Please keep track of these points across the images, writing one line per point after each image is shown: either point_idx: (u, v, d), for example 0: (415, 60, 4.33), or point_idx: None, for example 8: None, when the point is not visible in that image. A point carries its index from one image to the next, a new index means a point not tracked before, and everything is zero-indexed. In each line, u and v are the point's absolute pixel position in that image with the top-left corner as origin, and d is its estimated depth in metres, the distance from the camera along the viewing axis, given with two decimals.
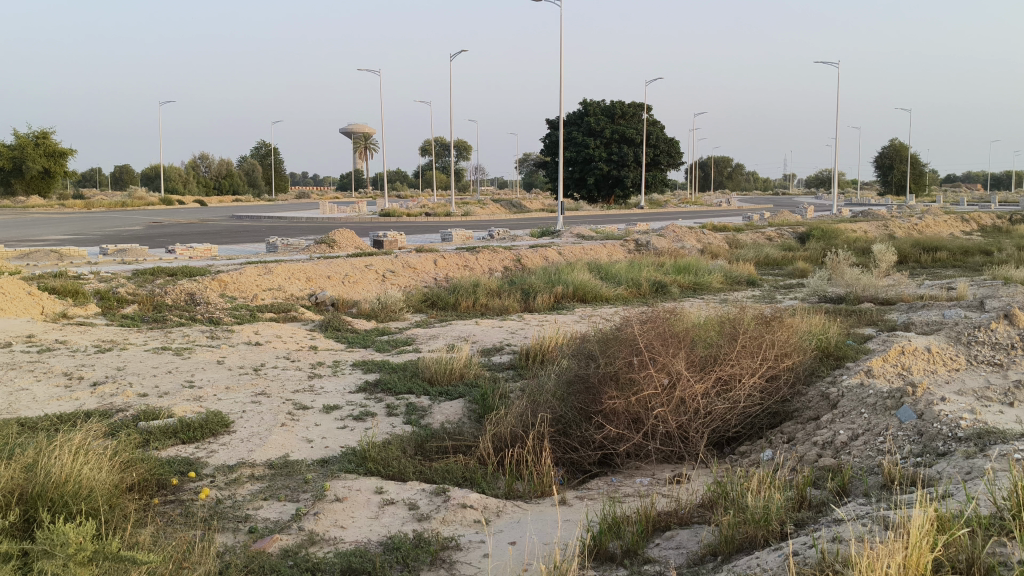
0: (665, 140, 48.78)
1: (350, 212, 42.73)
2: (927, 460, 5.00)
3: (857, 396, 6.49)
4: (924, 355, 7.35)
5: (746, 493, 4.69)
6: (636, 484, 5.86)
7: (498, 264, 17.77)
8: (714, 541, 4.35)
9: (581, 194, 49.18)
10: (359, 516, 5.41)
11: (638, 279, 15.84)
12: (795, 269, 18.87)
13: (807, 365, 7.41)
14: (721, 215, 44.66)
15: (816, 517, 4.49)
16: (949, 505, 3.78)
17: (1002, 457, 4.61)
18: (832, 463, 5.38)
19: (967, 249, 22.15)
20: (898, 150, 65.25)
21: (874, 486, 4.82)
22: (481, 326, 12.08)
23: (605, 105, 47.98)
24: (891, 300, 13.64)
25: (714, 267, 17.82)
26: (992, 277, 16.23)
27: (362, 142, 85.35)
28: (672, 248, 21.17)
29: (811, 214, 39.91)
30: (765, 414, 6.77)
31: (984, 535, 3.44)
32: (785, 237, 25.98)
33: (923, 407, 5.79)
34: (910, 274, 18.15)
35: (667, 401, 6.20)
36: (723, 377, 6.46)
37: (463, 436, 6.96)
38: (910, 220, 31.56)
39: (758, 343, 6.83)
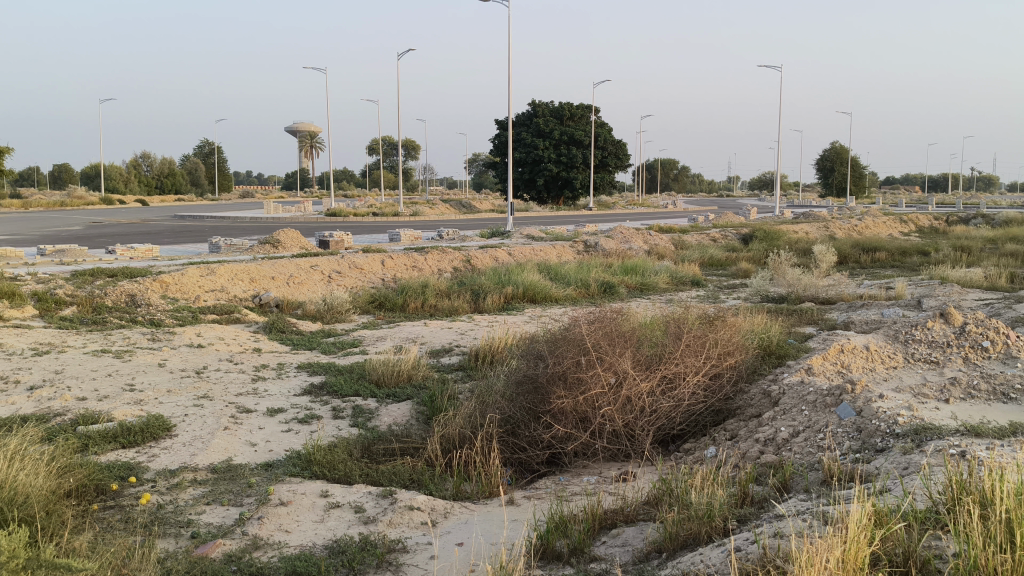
0: (613, 142, 49.17)
1: (295, 212, 42.28)
2: (865, 456, 5.10)
3: (798, 393, 6.59)
4: (863, 353, 7.50)
5: (690, 490, 4.73)
6: (583, 482, 5.87)
7: (446, 264, 17.73)
8: (660, 537, 4.38)
9: (530, 195, 49.31)
10: (303, 520, 5.34)
11: (586, 280, 15.92)
12: (738, 269, 19.17)
13: (750, 363, 7.51)
14: (668, 216, 45.20)
15: (759, 513, 4.54)
16: (887, 500, 3.85)
17: (938, 452, 4.72)
18: (774, 460, 5.46)
19: (905, 250, 22.72)
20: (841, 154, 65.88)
21: (814, 482, 4.90)
22: (430, 327, 12.04)
23: (554, 106, 48.15)
24: (831, 299, 13.91)
25: (660, 268, 18.05)
26: (929, 276, 16.66)
27: (308, 141, 84.44)
28: (620, 249, 21.37)
29: (755, 216, 40.61)
30: (708, 412, 6.84)
31: (920, 529, 3.51)
32: (730, 238, 26.37)
33: (862, 404, 5.91)
34: (850, 274, 18.58)
35: (614, 401, 6.23)
36: (668, 376, 6.53)
37: (410, 438, 6.91)
38: (850, 222, 32.26)
39: (702, 342, 6.91)
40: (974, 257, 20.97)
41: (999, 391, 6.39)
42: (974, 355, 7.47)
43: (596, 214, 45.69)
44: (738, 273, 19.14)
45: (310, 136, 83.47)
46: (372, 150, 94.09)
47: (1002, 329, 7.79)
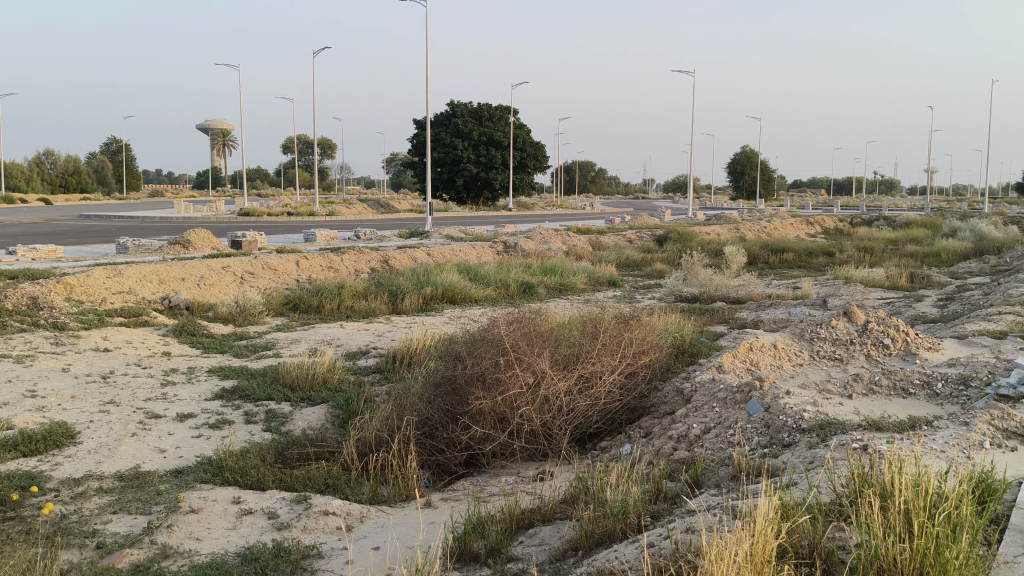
0: (531, 142, 49.43)
1: (207, 212, 41.21)
2: (772, 452, 5.24)
3: (709, 390, 6.73)
4: (771, 350, 7.71)
5: (605, 487, 4.78)
6: (501, 483, 5.88)
7: (363, 265, 17.54)
8: (576, 536, 4.42)
9: (449, 195, 49.19)
10: (215, 527, 5.20)
11: (506, 280, 15.96)
12: (654, 270, 19.51)
13: (664, 362, 7.64)
14: (586, 217, 45.63)
15: (671, 509, 4.62)
16: (794, 493, 3.97)
17: (841, 446, 4.88)
18: (687, 457, 5.56)
19: (812, 250, 23.47)
20: (750, 157, 67.50)
21: (724, 478, 5.01)
22: (346, 329, 11.89)
23: (472, 106, 48.07)
24: (741, 298, 14.27)
25: (578, 268, 18.23)
26: (835, 276, 17.23)
27: (220, 138, 82.42)
28: (539, 250, 21.51)
29: (670, 217, 41.35)
30: (624, 410, 6.93)
31: (824, 522, 3.63)
32: (646, 239, 26.79)
33: (770, 401, 6.06)
34: (760, 274, 19.11)
35: (532, 400, 6.27)
36: (585, 375, 6.61)
37: (326, 442, 6.81)
38: (760, 224, 33.17)
39: (617, 342, 7.01)
40: (876, 257, 21.83)
41: (899, 386, 6.64)
42: (876, 353, 7.75)
43: (515, 214, 45.88)
44: (654, 273, 19.47)
45: (223, 133, 81.50)
46: (287, 149, 92.44)
47: (901, 326, 8.11)
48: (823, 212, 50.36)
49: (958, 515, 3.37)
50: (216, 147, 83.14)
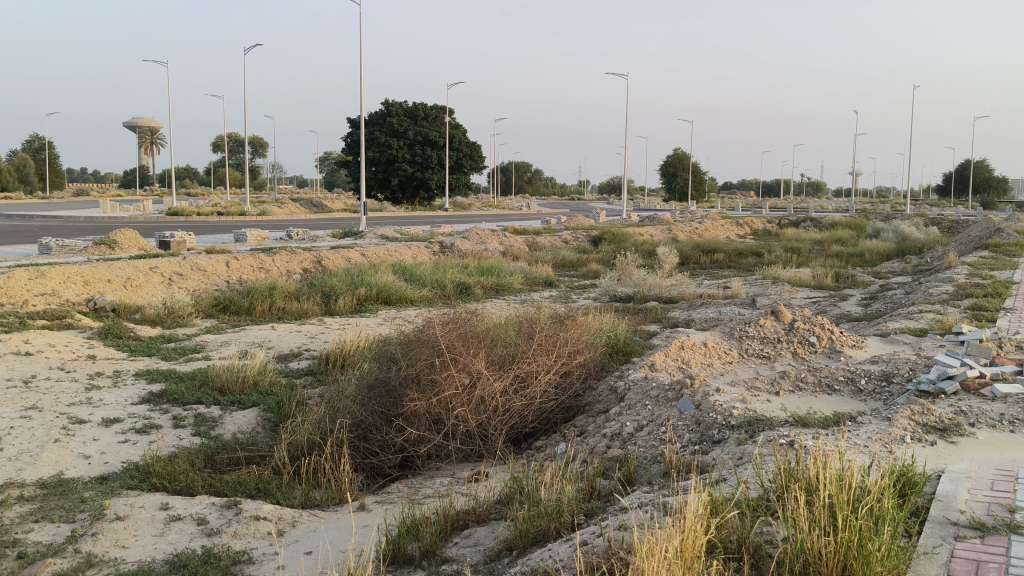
0: (467, 142, 49.38)
1: (133, 211, 40.12)
2: (703, 448, 5.33)
3: (642, 388, 6.80)
4: (702, 349, 7.83)
5: (540, 486, 4.79)
6: (436, 484, 5.85)
7: (296, 266, 17.31)
8: (510, 536, 4.41)
9: (384, 195, 48.82)
10: (142, 535, 5.08)
11: (442, 280, 15.91)
12: (589, 270, 19.67)
13: (598, 360, 7.70)
14: (521, 218, 45.74)
15: (604, 507, 4.65)
16: (723, 489, 4.04)
17: (769, 442, 4.99)
18: (620, 454, 5.62)
19: (741, 251, 23.93)
20: (683, 159, 68.59)
21: (657, 474, 5.07)
22: (278, 331, 11.71)
23: (407, 106, 47.81)
24: (673, 298, 14.47)
25: (513, 268, 18.25)
26: (763, 276, 17.57)
27: (148, 135, 80.43)
28: (474, 251, 21.49)
29: (604, 219, 41.76)
30: (559, 410, 6.96)
31: (752, 516, 3.70)
32: (581, 240, 26.97)
33: (700, 398, 6.15)
34: (692, 275, 19.40)
35: (467, 401, 6.26)
36: (521, 375, 6.62)
37: (257, 446, 6.70)
38: (692, 224, 33.67)
39: (552, 341, 7.05)
40: (803, 258, 22.35)
41: (824, 383, 6.81)
42: (803, 351, 7.94)
43: (451, 214, 45.78)
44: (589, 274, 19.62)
45: (150, 130, 79.55)
46: (218, 147, 90.66)
47: (826, 325, 8.32)
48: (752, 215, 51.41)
49: (880, 508, 3.46)
50: (143, 144, 81.10)
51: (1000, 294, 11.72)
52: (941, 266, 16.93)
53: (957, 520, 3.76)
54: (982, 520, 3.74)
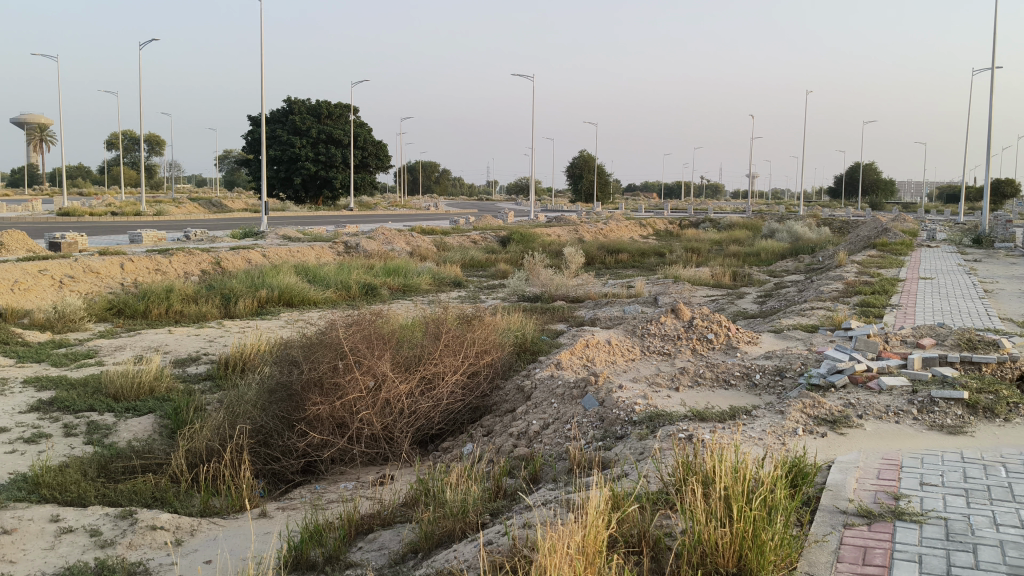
0: (372, 142, 48.92)
1: (20, 212, 38.27)
2: (607, 444, 5.41)
3: (548, 386, 6.85)
4: (606, 346, 7.93)
5: (445, 487, 4.77)
6: (340, 489, 5.78)
7: (194, 267, 16.83)
8: (415, 537, 4.38)
9: (287, 195, 47.88)
10: (30, 549, 4.85)
11: (347, 281, 15.71)
12: (496, 270, 19.75)
13: (505, 360, 7.72)
14: (428, 219, 45.53)
15: (510, 506, 4.67)
16: (625, 484, 4.11)
17: (669, 436, 5.10)
18: (526, 453, 5.65)
19: (644, 251, 24.38)
20: (587, 161, 69.19)
21: (561, 471, 5.12)
22: (175, 334, 11.37)
23: (310, 104, 47.10)
24: (579, 297, 14.65)
25: (420, 269, 18.16)
26: (665, 275, 17.95)
27: (37, 132, 76.90)
28: (380, 251, 21.32)
29: (510, 220, 41.96)
30: (466, 410, 6.96)
31: (651, 510, 3.77)
32: (489, 240, 27.01)
33: (604, 395, 6.25)
34: (597, 274, 19.67)
35: (372, 404, 6.21)
36: (427, 376, 6.60)
37: (154, 454, 6.48)
38: (597, 225, 34.12)
39: (459, 342, 7.05)
40: (704, 258, 22.87)
41: (722, 377, 6.99)
42: (702, 348, 8.15)
43: (356, 214, 45.24)
44: (495, 274, 19.67)
45: (39, 127, 76.11)
46: (113, 145, 87.35)
47: (723, 322, 8.56)
48: (656, 216, 52.42)
49: (773, 498, 3.57)
50: (32, 142, 77.57)
51: (886, 291, 12.24)
52: (832, 264, 17.61)
53: (846, 508, 3.92)
54: (869, 508, 3.90)
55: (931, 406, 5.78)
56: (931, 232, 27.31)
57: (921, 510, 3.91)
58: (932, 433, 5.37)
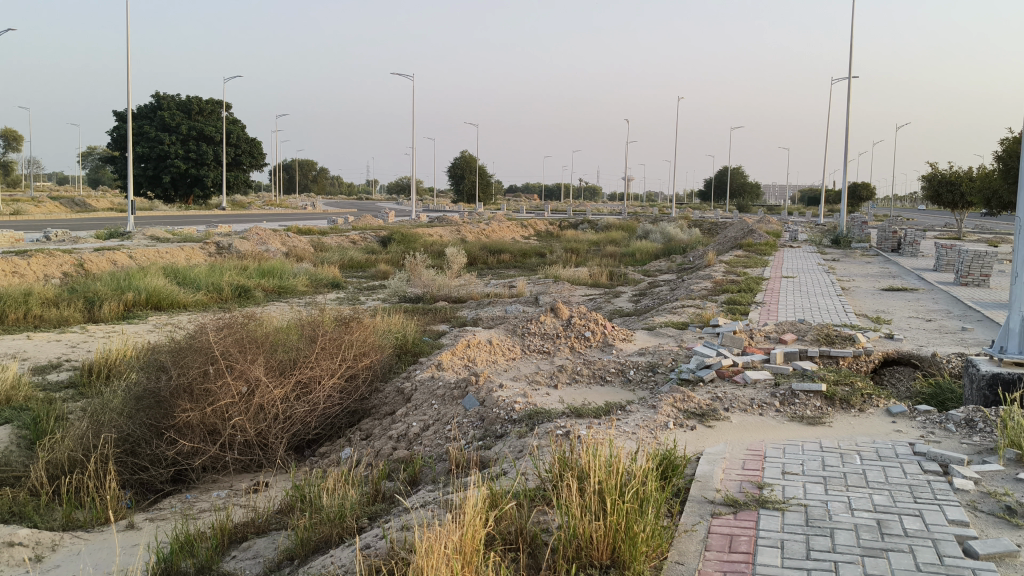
0: (246, 139, 47.61)
1: None
2: (487, 444, 5.45)
3: (428, 388, 6.83)
4: (487, 346, 7.98)
5: (321, 493, 4.69)
6: (212, 497, 5.61)
7: (54, 270, 15.99)
8: (291, 545, 4.30)
9: (155, 193, 46.03)
10: None
11: (219, 283, 15.22)
12: (376, 271, 19.59)
13: (385, 363, 7.66)
14: (306, 219, 44.62)
15: (389, 509, 4.64)
16: (504, 482, 4.15)
17: (547, 434, 5.17)
18: (405, 455, 5.62)
19: (525, 251, 24.64)
20: (468, 163, 68.81)
21: (441, 473, 5.12)
22: (33, 341, 10.75)
23: (179, 99, 45.50)
24: (460, 297, 14.69)
25: (297, 270, 17.79)
26: (545, 275, 18.21)
27: None
28: (255, 252, 20.79)
29: (391, 220, 41.70)
30: (344, 414, 6.86)
31: (529, 507, 3.81)
32: (368, 240, 26.73)
33: (484, 394, 6.29)
34: (479, 275, 19.79)
35: (245, 410, 6.06)
36: (303, 380, 6.49)
37: (10, 467, 6.12)
38: (478, 225, 34.28)
39: (337, 344, 6.96)
40: (582, 258, 23.33)
41: (598, 374, 7.12)
42: (579, 346, 8.30)
43: (228, 214, 43.93)
44: (374, 275, 19.49)
45: None
46: None
47: (600, 321, 8.76)
48: (529, 216, 53.06)
49: (645, 491, 3.66)
50: None
51: (752, 290, 12.77)
52: (703, 264, 18.28)
53: (714, 498, 4.07)
54: (735, 497, 4.07)
55: (792, 398, 6.07)
56: (793, 233, 28.66)
57: (783, 498, 4.09)
58: (793, 424, 5.64)
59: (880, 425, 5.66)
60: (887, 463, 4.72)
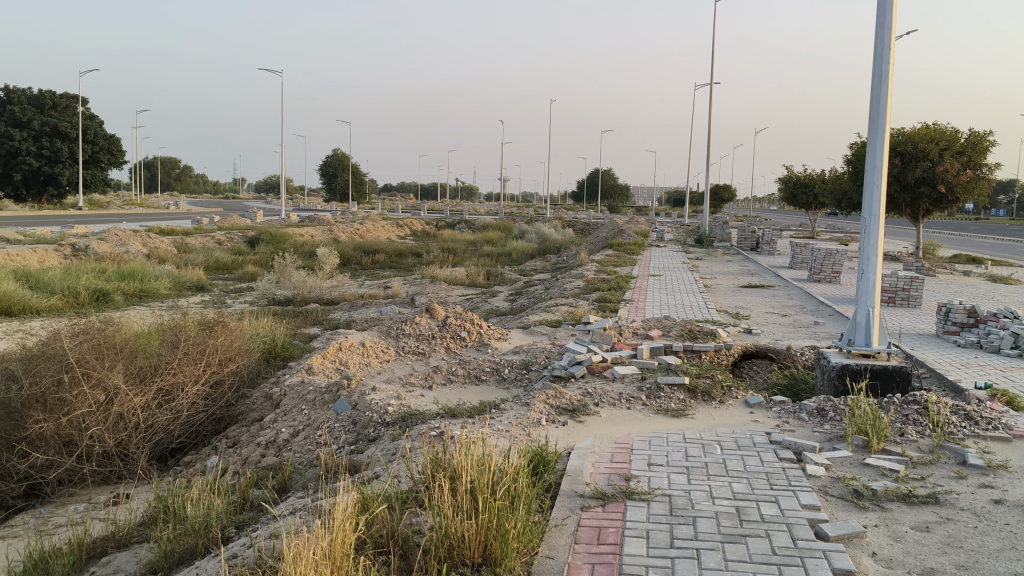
0: (104, 136, 45.51)
1: None
2: (359, 448, 5.40)
3: (298, 393, 6.70)
4: (359, 349, 7.88)
5: (185, 503, 4.53)
6: (69, 512, 5.33)
7: None
8: (153, 558, 4.14)
9: (3, 192, 43.37)
10: None
11: (75, 287, 14.46)
12: (244, 273, 19.07)
13: (252, 368, 7.46)
14: (169, 219, 42.95)
15: (257, 517, 4.54)
16: (375, 486, 4.13)
17: (419, 436, 5.16)
18: (274, 462, 5.51)
19: (400, 251, 24.50)
20: (340, 159, 67.50)
21: (311, 479, 5.04)
22: None
23: (30, 93, 43.11)
24: (332, 299, 14.47)
25: (161, 273, 17.11)
26: (421, 275, 18.16)
27: None
28: (115, 254, 19.89)
29: (261, 220, 40.70)
30: (209, 421, 6.65)
31: (401, 509, 3.81)
32: (235, 241, 26.00)
33: (356, 398, 6.24)
34: (352, 276, 19.57)
35: (103, 419, 5.82)
36: (165, 388, 6.27)
37: None
38: (351, 225, 33.83)
39: (200, 349, 6.75)
40: (456, 257, 23.38)
41: (473, 374, 7.15)
42: (454, 345, 8.32)
43: (85, 214, 41.86)
44: (242, 277, 18.96)
45: None
46: None
47: (475, 320, 8.80)
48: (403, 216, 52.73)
49: (515, 488, 3.71)
50: None
51: (621, 288, 13.10)
52: (576, 262, 18.64)
53: (584, 491, 4.16)
54: (603, 490, 4.17)
55: (658, 391, 6.27)
56: (661, 232, 29.56)
57: (649, 489, 4.22)
58: (658, 417, 5.83)
59: (739, 415, 5.92)
60: (745, 452, 4.93)
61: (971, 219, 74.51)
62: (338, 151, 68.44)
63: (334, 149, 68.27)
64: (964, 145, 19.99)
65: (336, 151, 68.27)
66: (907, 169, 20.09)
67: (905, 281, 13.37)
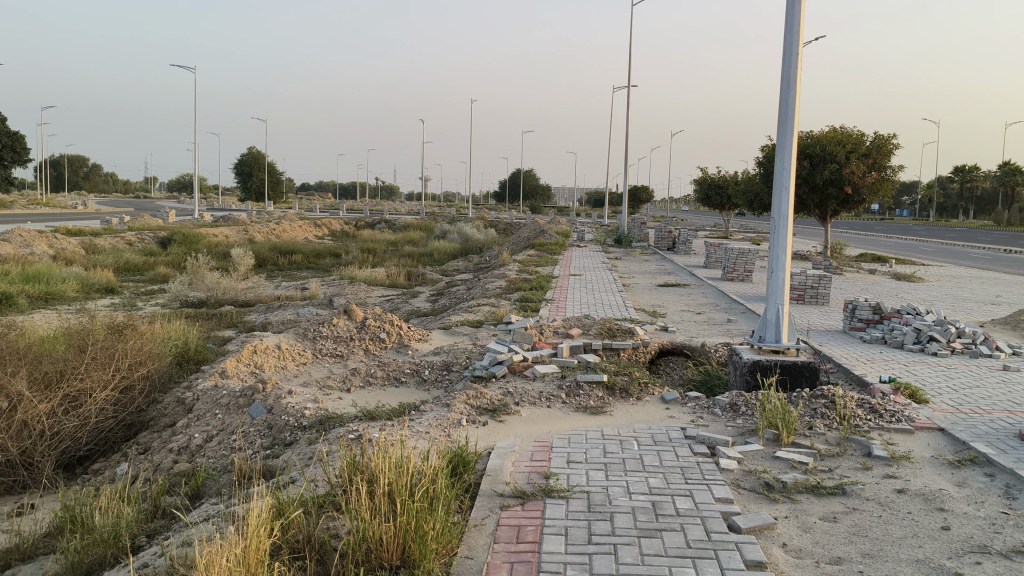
0: (7, 133, 43.78)
1: None
2: (274, 452, 5.33)
3: (211, 397, 6.56)
4: (276, 351, 7.75)
5: (92, 511, 4.39)
6: None
7: None
8: (60, 568, 4.00)
9: None
10: None
11: None
12: (156, 275, 18.59)
13: (164, 373, 7.27)
14: (76, 218, 41.55)
15: (169, 525, 4.44)
16: (290, 490, 4.08)
17: (335, 439, 5.12)
18: (188, 468, 5.40)
19: (318, 252, 24.23)
20: (254, 159, 66.34)
21: (225, 485, 4.95)
22: None
23: None
24: (248, 301, 14.23)
25: (68, 275, 16.55)
26: (339, 276, 18.01)
27: None
28: (18, 255, 19.15)
29: (173, 220, 39.69)
30: (119, 428, 6.45)
31: (317, 513, 3.77)
32: (147, 241, 25.31)
33: (272, 402, 6.15)
34: (268, 277, 19.28)
35: (6, 428, 5.61)
36: (71, 394, 6.09)
37: None
38: (268, 225, 33.27)
39: (108, 355, 6.58)
40: (376, 258, 23.22)
41: (392, 375, 7.11)
42: (374, 347, 8.27)
43: None
44: (154, 279, 18.49)
45: None
46: None
47: (395, 321, 8.76)
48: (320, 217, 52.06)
49: (434, 488, 3.70)
50: None
51: (541, 288, 13.18)
52: (497, 262, 18.71)
53: (503, 491, 4.18)
54: (523, 489, 4.20)
55: (576, 389, 6.34)
56: (581, 232, 29.88)
57: (567, 486, 4.27)
58: (577, 414, 5.89)
59: (656, 411, 6.03)
60: (661, 447, 5.02)
61: (876, 219, 77.45)
62: (253, 150, 66.75)
63: (250, 147, 66.47)
64: (869, 147, 20.68)
65: (252, 151, 66.87)
66: (815, 170, 20.72)
67: (813, 280, 13.81)
